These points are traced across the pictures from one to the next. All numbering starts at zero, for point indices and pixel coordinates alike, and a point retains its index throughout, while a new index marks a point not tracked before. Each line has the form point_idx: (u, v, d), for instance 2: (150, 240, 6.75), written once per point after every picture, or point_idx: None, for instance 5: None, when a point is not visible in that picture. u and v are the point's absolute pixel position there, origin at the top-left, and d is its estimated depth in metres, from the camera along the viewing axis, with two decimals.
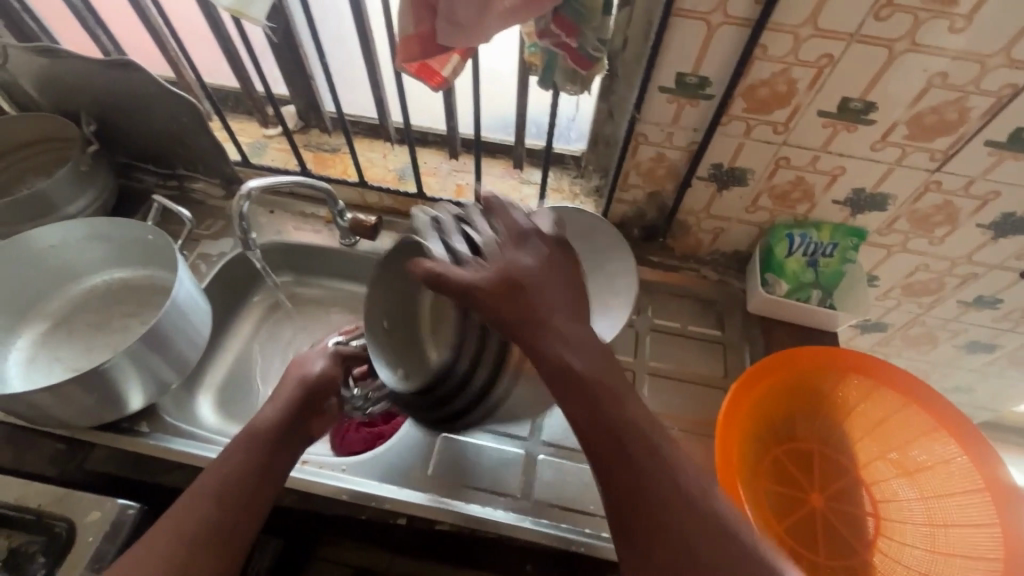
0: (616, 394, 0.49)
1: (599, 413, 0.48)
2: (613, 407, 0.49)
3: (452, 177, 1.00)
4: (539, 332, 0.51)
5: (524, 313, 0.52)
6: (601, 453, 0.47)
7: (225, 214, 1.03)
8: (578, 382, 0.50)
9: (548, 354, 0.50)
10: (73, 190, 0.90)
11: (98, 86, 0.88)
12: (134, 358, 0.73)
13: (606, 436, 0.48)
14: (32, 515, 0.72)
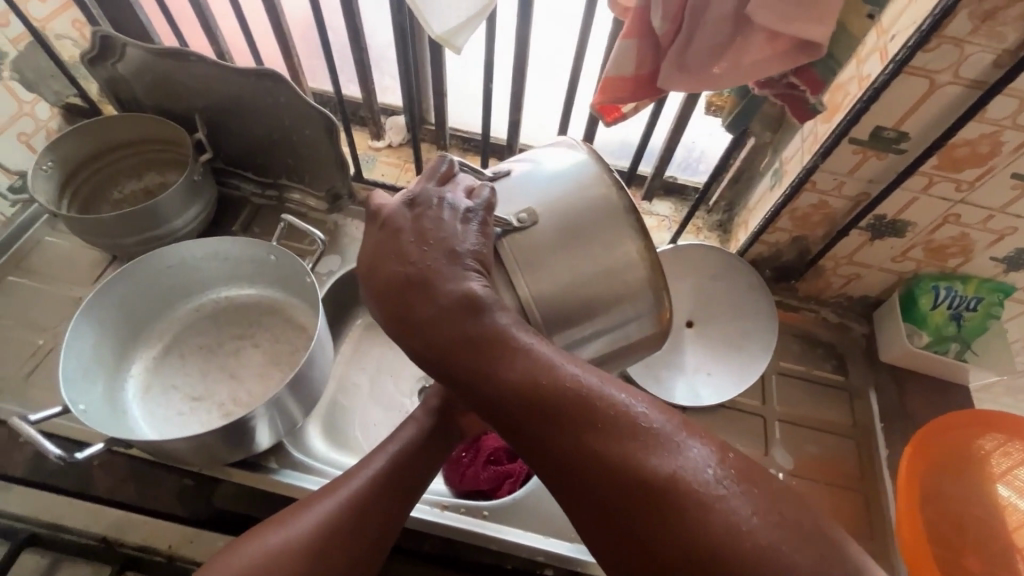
0: (618, 439, 0.43)
1: (600, 466, 0.43)
2: (615, 458, 0.43)
3: None
4: (513, 389, 0.46)
5: (489, 364, 0.47)
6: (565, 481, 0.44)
7: (328, 228, 0.97)
8: (562, 434, 0.44)
9: (533, 415, 0.45)
10: (182, 203, 0.85)
11: (219, 91, 0.82)
12: (272, 402, 0.67)
13: (608, 496, 0.42)
14: (163, 557, 0.69)
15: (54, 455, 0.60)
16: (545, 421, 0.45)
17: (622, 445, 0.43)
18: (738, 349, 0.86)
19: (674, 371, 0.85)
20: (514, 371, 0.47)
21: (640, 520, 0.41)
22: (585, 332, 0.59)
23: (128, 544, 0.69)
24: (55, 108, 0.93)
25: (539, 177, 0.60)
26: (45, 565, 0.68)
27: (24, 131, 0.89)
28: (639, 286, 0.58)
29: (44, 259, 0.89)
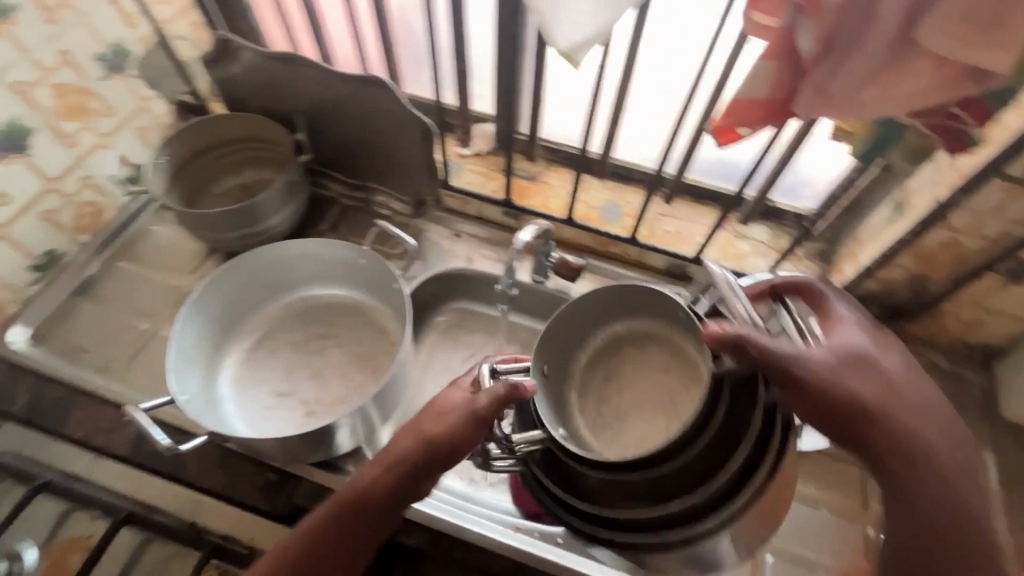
0: (925, 487, 0.50)
1: (915, 511, 0.50)
2: (955, 539, 0.50)
3: (661, 223, 0.92)
4: (895, 443, 0.50)
5: (877, 420, 0.50)
6: (906, 509, 0.50)
7: (411, 232, 0.98)
8: (918, 480, 0.50)
9: (878, 458, 0.50)
10: (280, 201, 0.87)
11: (323, 94, 0.83)
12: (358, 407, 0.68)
13: (924, 532, 0.50)
14: (245, 548, 0.70)
15: (164, 446, 0.64)
16: (864, 450, 0.51)
17: (961, 527, 0.50)
18: None
19: None
20: (876, 412, 0.50)
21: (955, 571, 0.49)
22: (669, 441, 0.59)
23: (213, 533, 0.71)
24: (170, 105, 0.98)
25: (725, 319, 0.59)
26: (139, 541, 0.71)
27: (142, 126, 0.94)
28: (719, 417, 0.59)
29: (150, 247, 0.94)
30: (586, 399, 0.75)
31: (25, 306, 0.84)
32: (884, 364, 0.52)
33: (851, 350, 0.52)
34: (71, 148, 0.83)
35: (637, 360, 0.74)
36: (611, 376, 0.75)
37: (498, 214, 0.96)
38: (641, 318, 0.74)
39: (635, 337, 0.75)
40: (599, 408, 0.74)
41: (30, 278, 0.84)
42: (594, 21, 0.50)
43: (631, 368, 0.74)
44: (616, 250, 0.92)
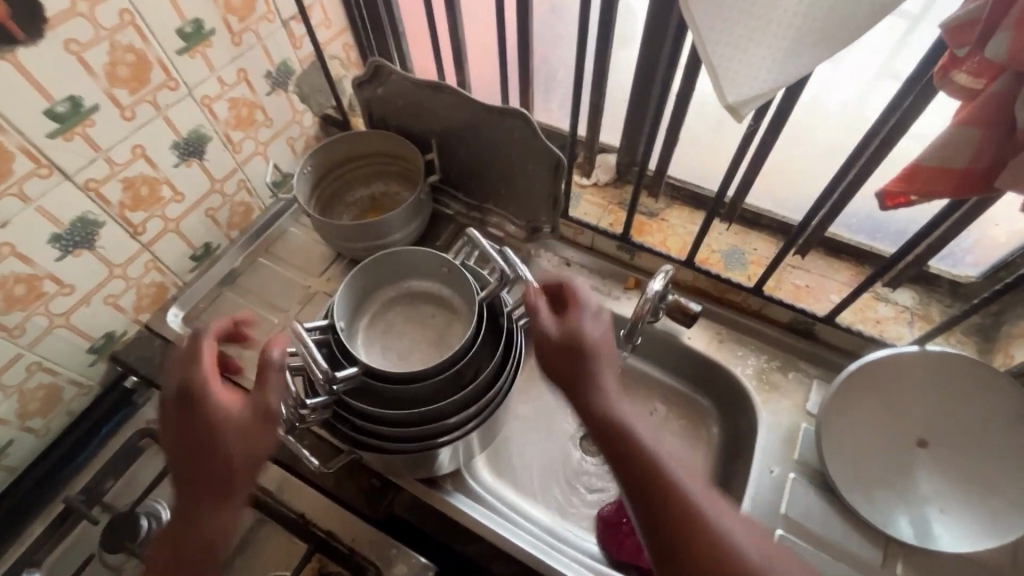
0: (634, 439, 0.54)
1: (649, 516, 0.52)
2: (660, 507, 0.52)
3: (788, 275, 0.87)
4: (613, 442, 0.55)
5: (596, 406, 0.56)
6: (603, 439, 0.55)
7: (523, 258, 1.00)
8: (640, 493, 0.53)
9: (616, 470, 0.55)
10: (406, 218, 0.93)
11: (458, 121, 0.87)
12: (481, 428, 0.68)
13: (650, 490, 0.53)
14: (345, 547, 0.73)
15: (312, 467, 0.67)
16: (620, 479, 0.54)
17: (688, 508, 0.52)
18: (989, 494, 0.70)
19: (893, 493, 0.74)
20: (592, 381, 0.56)
21: (678, 553, 0.51)
22: (414, 357, 0.70)
23: (319, 526, 0.74)
24: (316, 118, 1.07)
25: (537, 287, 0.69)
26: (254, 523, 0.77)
27: (291, 136, 1.03)
28: (446, 337, 0.70)
29: (286, 247, 1.03)
30: (371, 345, 0.70)
31: (181, 290, 0.95)
32: (605, 374, 0.57)
33: (575, 336, 0.58)
34: (235, 154, 0.93)
35: (417, 318, 0.72)
36: (389, 326, 0.72)
37: (611, 246, 0.95)
38: (413, 277, 0.72)
39: (412, 295, 0.73)
40: (382, 353, 0.70)
41: (189, 266, 0.95)
42: (761, 86, 0.48)
43: (407, 321, 0.72)
44: (734, 296, 0.89)
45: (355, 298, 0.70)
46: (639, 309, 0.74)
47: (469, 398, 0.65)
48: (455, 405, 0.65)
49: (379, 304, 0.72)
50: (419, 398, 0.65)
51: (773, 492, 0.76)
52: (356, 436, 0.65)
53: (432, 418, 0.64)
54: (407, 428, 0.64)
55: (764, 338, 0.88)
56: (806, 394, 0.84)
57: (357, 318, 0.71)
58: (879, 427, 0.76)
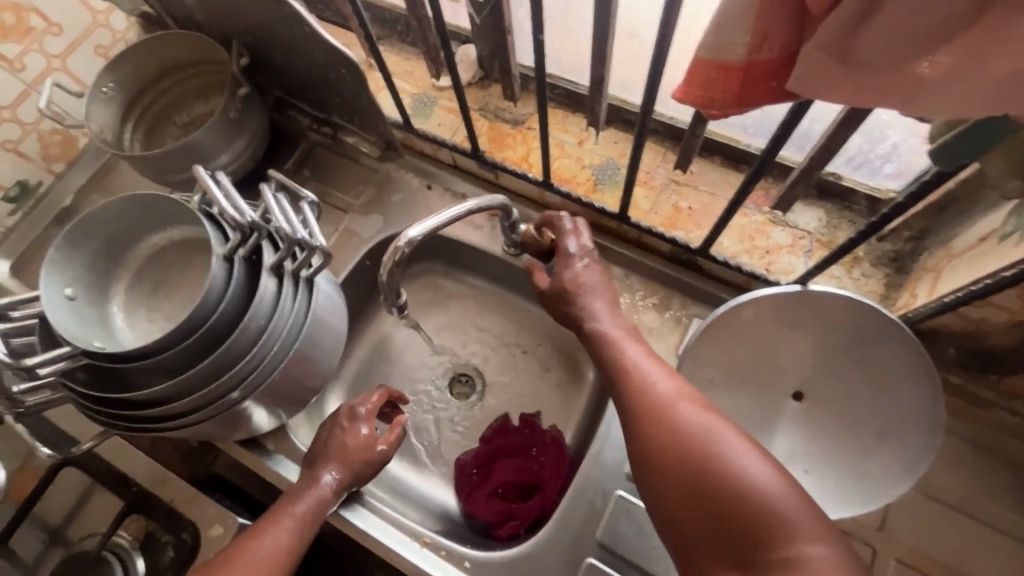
0: (622, 357, 0.57)
1: (660, 467, 0.49)
2: (641, 409, 0.52)
3: (669, 194, 0.71)
4: (633, 400, 0.53)
5: (605, 337, 0.60)
6: (601, 356, 0.59)
7: (378, 182, 0.85)
8: (626, 400, 0.54)
9: (633, 424, 0.52)
10: (223, 141, 0.78)
11: (250, 15, 0.69)
12: (270, 386, 0.61)
13: (632, 395, 0.53)
14: (165, 507, 0.70)
15: (45, 455, 0.60)
16: (613, 393, 0.56)
17: (710, 453, 0.46)
18: (865, 454, 0.61)
19: None
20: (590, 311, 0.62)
21: (650, 450, 0.50)
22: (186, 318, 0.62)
23: (139, 487, 0.71)
24: (132, 18, 0.89)
25: (308, 217, 0.60)
26: (82, 482, 0.75)
27: (99, 44, 0.87)
28: None
29: (119, 179, 0.90)
30: (133, 308, 0.63)
31: (6, 236, 0.86)
32: (628, 343, 0.58)
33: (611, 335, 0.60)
34: (17, 75, 0.79)
35: (196, 272, 0.64)
36: (163, 282, 0.64)
37: (470, 165, 0.80)
38: (182, 224, 0.62)
39: (187, 246, 0.64)
40: (151, 316, 0.63)
41: (5, 209, 0.85)
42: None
43: (180, 279, 0.64)
44: (606, 222, 0.74)
45: (101, 254, 0.60)
46: (388, 262, 0.57)
47: (229, 363, 0.57)
48: (219, 372, 0.56)
49: (145, 257, 0.63)
50: (170, 371, 0.55)
51: (621, 450, 0.68)
52: (111, 421, 0.57)
53: (194, 390, 0.56)
54: (162, 405, 0.56)
55: (641, 270, 0.74)
56: (681, 336, 0.71)
57: (119, 275, 0.62)
58: (748, 382, 0.65)
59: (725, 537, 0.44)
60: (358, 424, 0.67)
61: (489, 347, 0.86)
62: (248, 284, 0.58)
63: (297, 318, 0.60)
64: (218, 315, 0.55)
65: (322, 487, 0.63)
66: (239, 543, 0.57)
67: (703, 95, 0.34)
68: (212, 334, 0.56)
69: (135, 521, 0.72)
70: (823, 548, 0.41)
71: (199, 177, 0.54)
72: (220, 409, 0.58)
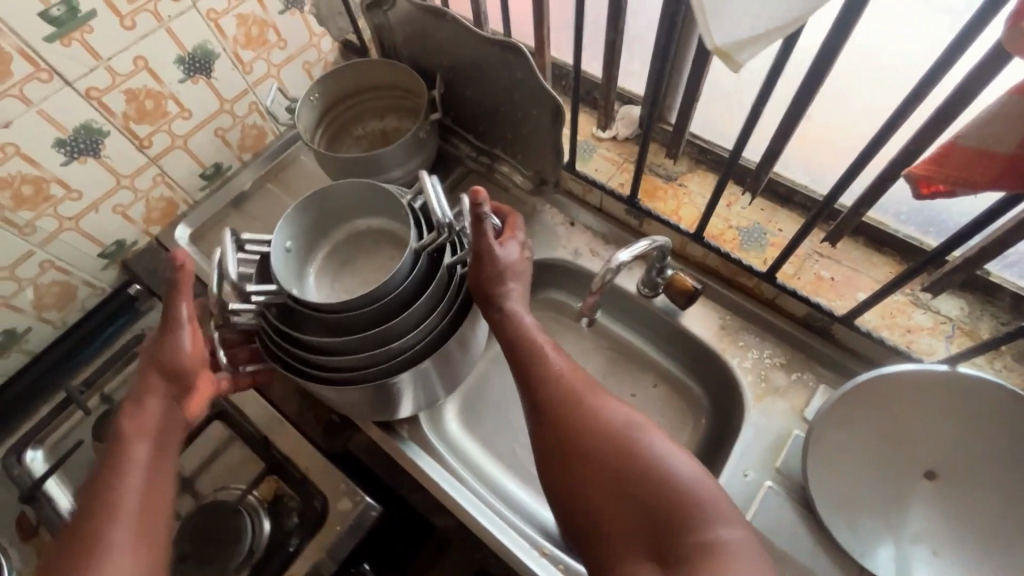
0: (536, 353, 0.63)
1: (586, 465, 0.57)
2: (567, 408, 0.59)
3: (812, 262, 0.76)
4: (547, 387, 0.61)
5: (513, 326, 0.64)
6: (513, 360, 0.63)
7: (526, 212, 0.94)
8: (548, 405, 0.60)
9: (552, 420, 0.60)
10: (405, 156, 0.89)
11: (463, 55, 0.81)
12: (420, 371, 0.67)
13: (552, 396, 0.60)
14: (298, 475, 0.75)
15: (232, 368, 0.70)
16: (530, 390, 0.62)
17: (632, 449, 0.55)
18: (997, 545, 0.61)
19: (879, 522, 0.65)
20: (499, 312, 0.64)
21: (567, 440, 0.58)
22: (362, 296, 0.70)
23: (278, 451, 0.77)
24: (336, 42, 1.04)
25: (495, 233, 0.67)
26: (222, 437, 0.81)
27: (307, 60, 1.00)
28: None
29: (295, 174, 1.02)
30: (324, 275, 0.71)
31: (192, 208, 0.97)
32: (543, 345, 0.63)
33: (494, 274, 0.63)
34: (245, 75, 0.92)
35: (375, 261, 0.71)
36: (348, 263, 0.72)
37: (617, 209, 0.88)
38: (377, 215, 0.71)
39: (375, 235, 0.72)
40: (332, 287, 0.71)
41: (199, 184, 0.97)
42: (788, 12, 0.38)
43: (364, 261, 0.71)
44: (744, 280, 0.79)
45: (316, 222, 0.70)
46: (600, 280, 0.69)
47: (388, 338, 0.64)
48: (383, 341, 0.64)
49: (344, 235, 0.72)
50: (340, 329, 0.65)
51: (743, 498, 0.69)
52: (284, 358, 0.66)
53: (354, 352, 0.64)
54: (322, 355, 0.64)
55: (772, 331, 0.78)
56: (808, 398, 0.74)
57: (318, 245, 0.71)
58: (879, 449, 0.67)
59: (645, 523, 0.53)
60: (174, 335, 0.62)
61: (602, 379, 0.90)
62: (425, 276, 0.65)
63: (454, 318, 0.67)
64: (393, 298, 0.63)
65: (153, 402, 0.61)
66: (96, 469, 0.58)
67: (945, 174, 0.40)
68: (387, 307, 0.63)
69: (268, 483, 0.76)
70: (735, 533, 0.51)
71: (422, 179, 0.62)
72: (366, 376, 0.65)
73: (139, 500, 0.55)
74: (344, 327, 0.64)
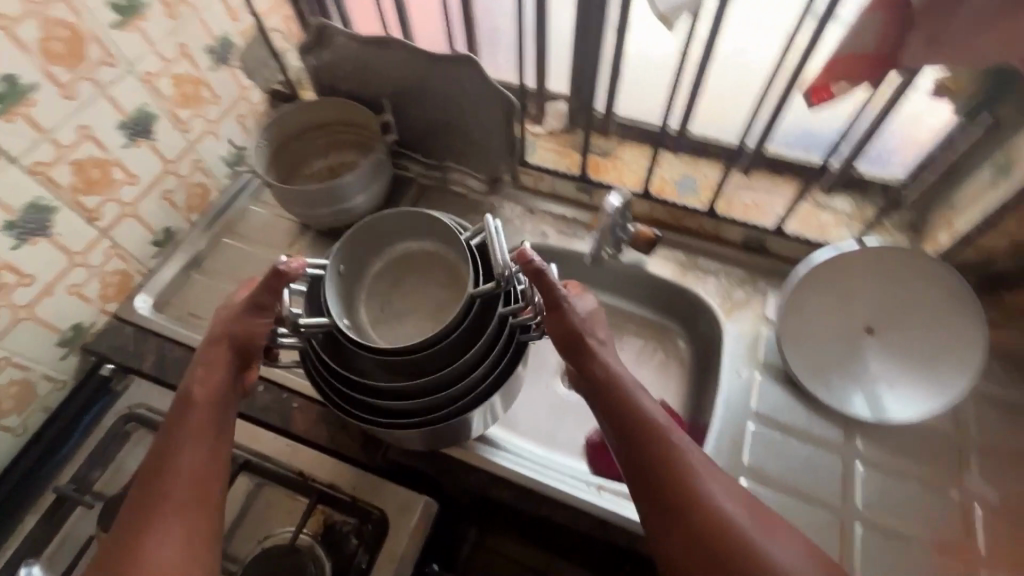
0: (641, 420, 0.62)
1: (692, 535, 0.56)
2: (675, 475, 0.59)
3: (737, 194, 0.92)
4: (648, 453, 0.60)
5: (613, 388, 0.64)
6: (613, 416, 0.63)
7: (488, 210, 1.02)
8: (653, 470, 0.59)
9: (658, 486, 0.59)
10: (367, 180, 0.93)
11: (408, 76, 0.88)
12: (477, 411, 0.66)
13: (660, 464, 0.59)
14: (347, 497, 0.75)
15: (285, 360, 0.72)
16: (634, 451, 0.61)
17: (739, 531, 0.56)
18: (928, 366, 0.78)
19: (846, 378, 0.80)
20: (601, 379, 0.64)
21: (673, 508, 0.58)
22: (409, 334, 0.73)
23: (318, 481, 0.76)
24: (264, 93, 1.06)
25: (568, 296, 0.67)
26: (249, 489, 0.78)
27: (240, 113, 1.01)
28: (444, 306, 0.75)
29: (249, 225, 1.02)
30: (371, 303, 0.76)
31: (147, 277, 0.93)
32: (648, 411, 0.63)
33: (582, 331, 0.65)
34: (186, 133, 0.92)
35: (424, 282, 0.77)
36: (400, 282, 0.77)
37: (569, 189, 0.99)
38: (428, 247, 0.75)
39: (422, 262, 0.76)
40: (383, 309, 0.77)
41: (150, 252, 0.93)
42: None
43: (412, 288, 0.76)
44: (690, 221, 0.94)
45: (366, 250, 0.74)
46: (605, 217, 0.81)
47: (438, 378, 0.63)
48: (435, 384, 0.64)
49: (396, 255, 0.77)
50: (389, 372, 0.64)
51: (743, 393, 0.82)
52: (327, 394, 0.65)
53: (403, 395, 0.64)
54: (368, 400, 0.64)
55: (722, 258, 0.93)
56: (764, 303, 0.89)
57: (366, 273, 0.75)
58: (829, 321, 0.82)
59: None
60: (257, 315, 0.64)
61: None
62: (480, 321, 0.65)
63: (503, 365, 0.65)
64: (450, 343, 0.63)
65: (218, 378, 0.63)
66: (164, 435, 0.60)
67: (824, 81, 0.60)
68: (443, 354, 0.63)
69: (315, 516, 0.75)
70: None
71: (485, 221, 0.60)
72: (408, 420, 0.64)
73: (198, 473, 0.58)
74: (393, 369, 0.64)
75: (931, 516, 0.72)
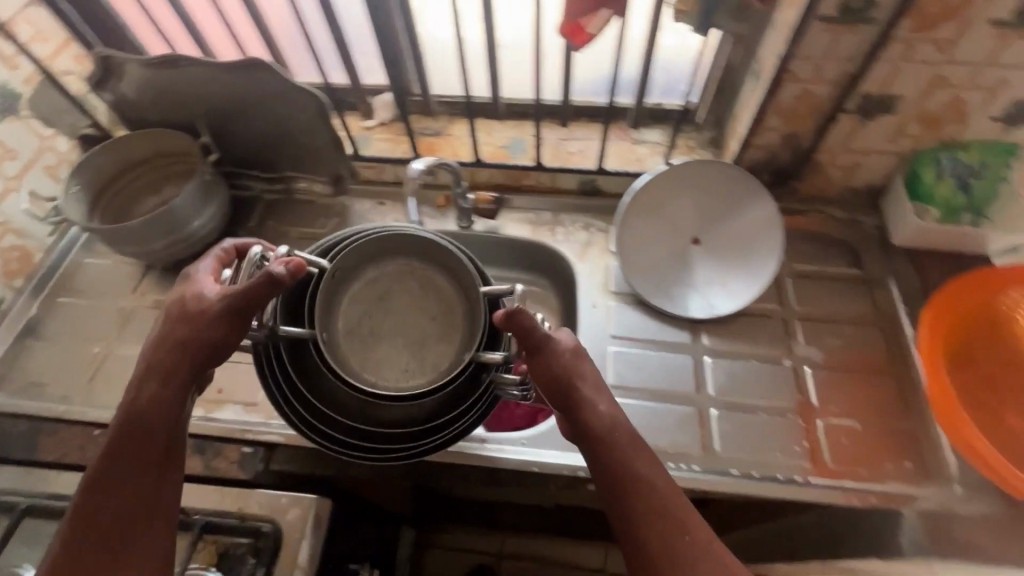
0: (629, 457, 0.54)
1: None
2: (657, 527, 0.50)
3: (562, 145, 0.98)
4: (628, 496, 0.52)
5: (595, 424, 0.55)
6: (598, 454, 0.55)
7: (338, 210, 1.02)
8: (638, 518, 0.51)
9: (644, 543, 0.50)
10: (198, 204, 0.91)
11: (211, 91, 0.87)
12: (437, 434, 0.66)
13: (643, 511, 0.51)
14: (235, 519, 0.73)
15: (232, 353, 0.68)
16: (619, 496, 0.52)
17: None
18: (745, 259, 0.89)
19: (685, 287, 0.89)
20: (582, 415, 0.56)
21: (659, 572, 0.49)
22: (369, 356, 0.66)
23: (201, 512, 0.73)
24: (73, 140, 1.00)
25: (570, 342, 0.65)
26: None
27: (48, 165, 0.95)
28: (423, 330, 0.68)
29: (85, 278, 0.96)
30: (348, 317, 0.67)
31: None
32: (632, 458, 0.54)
33: (567, 371, 0.57)
34: None
35: (407, 312, 0.69)
36: (384, 299, 0.69)
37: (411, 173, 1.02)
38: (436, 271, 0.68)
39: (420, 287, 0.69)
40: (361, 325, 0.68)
41: None
42: None
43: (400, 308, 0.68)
44: (528, 179, 0.99)
45: (358, 260, 0.66)
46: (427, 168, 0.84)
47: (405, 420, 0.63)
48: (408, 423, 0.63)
49: (384, 275, 0.68)
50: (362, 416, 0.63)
51: (600, 321, 0.88)
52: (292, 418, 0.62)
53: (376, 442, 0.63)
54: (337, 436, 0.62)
55: (563, 206, 0.99)
56: (607, 238, 0.96)
57: (350, 282, 0.66)
58: (660, 240, 0.90)
59: None
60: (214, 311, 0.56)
61: None
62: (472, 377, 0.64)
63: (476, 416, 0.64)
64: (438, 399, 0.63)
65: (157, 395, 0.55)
66: (102, 463, 0.52)
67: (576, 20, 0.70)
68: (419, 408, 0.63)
69: (206, 547, 0.72)
70: None
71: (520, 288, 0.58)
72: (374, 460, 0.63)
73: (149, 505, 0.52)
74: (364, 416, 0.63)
75: (773, 385, 0.82)
